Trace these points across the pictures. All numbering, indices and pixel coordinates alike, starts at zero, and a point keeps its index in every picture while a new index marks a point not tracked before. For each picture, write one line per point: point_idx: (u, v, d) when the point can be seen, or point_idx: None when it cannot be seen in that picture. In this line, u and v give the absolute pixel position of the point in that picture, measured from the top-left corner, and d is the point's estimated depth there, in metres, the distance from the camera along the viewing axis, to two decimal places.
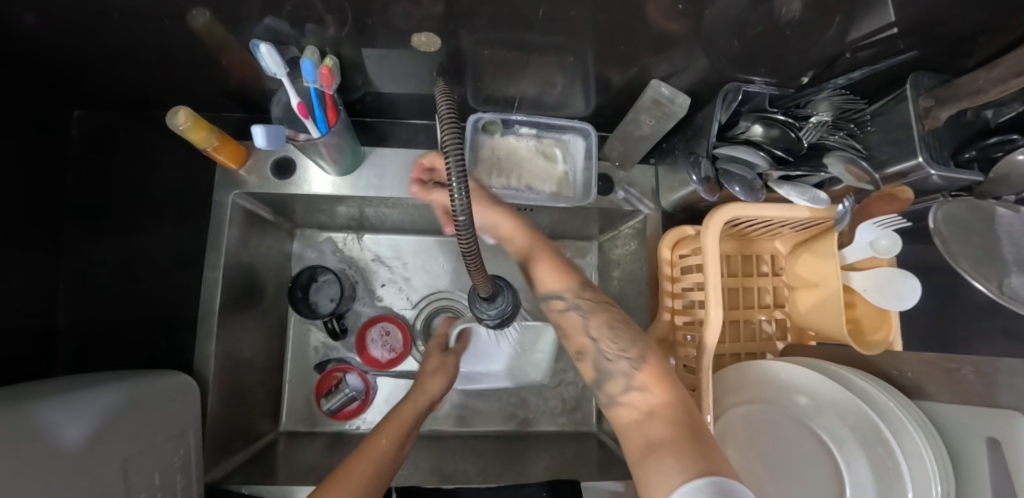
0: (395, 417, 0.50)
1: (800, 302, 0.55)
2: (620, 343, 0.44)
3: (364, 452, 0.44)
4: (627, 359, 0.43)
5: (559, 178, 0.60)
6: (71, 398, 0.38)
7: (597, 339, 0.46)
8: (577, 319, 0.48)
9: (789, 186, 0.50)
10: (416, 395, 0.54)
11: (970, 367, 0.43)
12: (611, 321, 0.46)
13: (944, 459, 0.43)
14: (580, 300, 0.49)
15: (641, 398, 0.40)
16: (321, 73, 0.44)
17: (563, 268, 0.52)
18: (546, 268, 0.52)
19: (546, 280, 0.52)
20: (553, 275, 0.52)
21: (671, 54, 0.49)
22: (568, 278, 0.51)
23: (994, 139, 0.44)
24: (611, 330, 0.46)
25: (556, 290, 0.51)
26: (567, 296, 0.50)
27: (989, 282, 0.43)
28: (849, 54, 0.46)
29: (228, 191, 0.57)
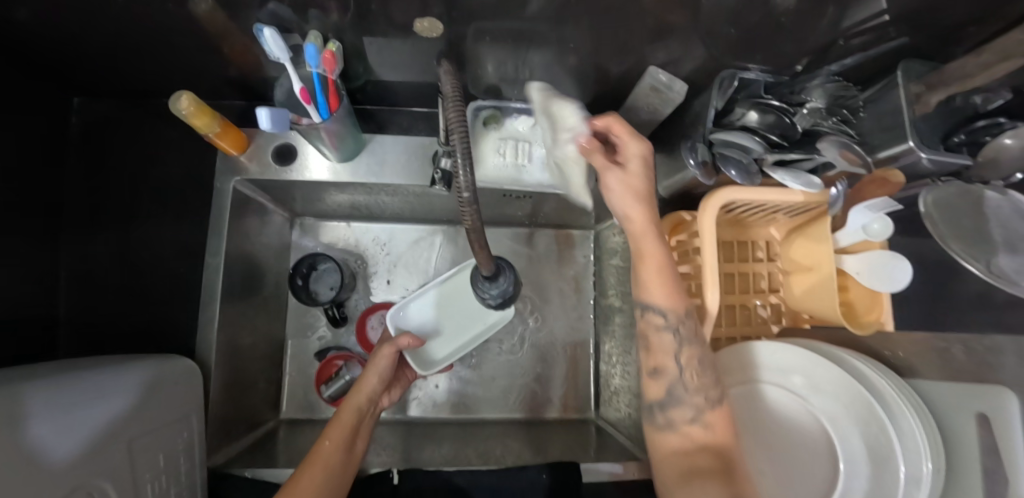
0: (339, 419, 0.51)
1: (795, 285, 0.56)
2: (705, 379, 0.44)
3: (316, 462, 0.45)
4: (704, 397, 0.44)
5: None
6: (75, 381, 0.38)
7: (684, 369, 0.45)
8: (670, 340, 0.45)
9: (783, 171, 0.50)
10: (356, 393, 0.54)
11: (959, 345, 0.46)
12: (699, 355, 0.45)
13: (936, 435, 0.44)
14: (680, 326, 0.45)
15: (700, 431, 0.43)
16: (323, 58, 0.45)
17: (672, 282, 0.45)
18: (650, 276, 0.46)
19: (650, 292, 0.46)
20: (662, 287, 0.45)
21: (668, 42, 0.49)
22: (672, 299, 0.45)
23: (981, 123, 0.46)
24: (699, 365, 0.45)
25: (659, 304, 0.46)
26: (669, 317, 0.45)
27: (977, 261, 0.44)
28: (843, 41, 0.47)
29: (230, 177, 0.57)
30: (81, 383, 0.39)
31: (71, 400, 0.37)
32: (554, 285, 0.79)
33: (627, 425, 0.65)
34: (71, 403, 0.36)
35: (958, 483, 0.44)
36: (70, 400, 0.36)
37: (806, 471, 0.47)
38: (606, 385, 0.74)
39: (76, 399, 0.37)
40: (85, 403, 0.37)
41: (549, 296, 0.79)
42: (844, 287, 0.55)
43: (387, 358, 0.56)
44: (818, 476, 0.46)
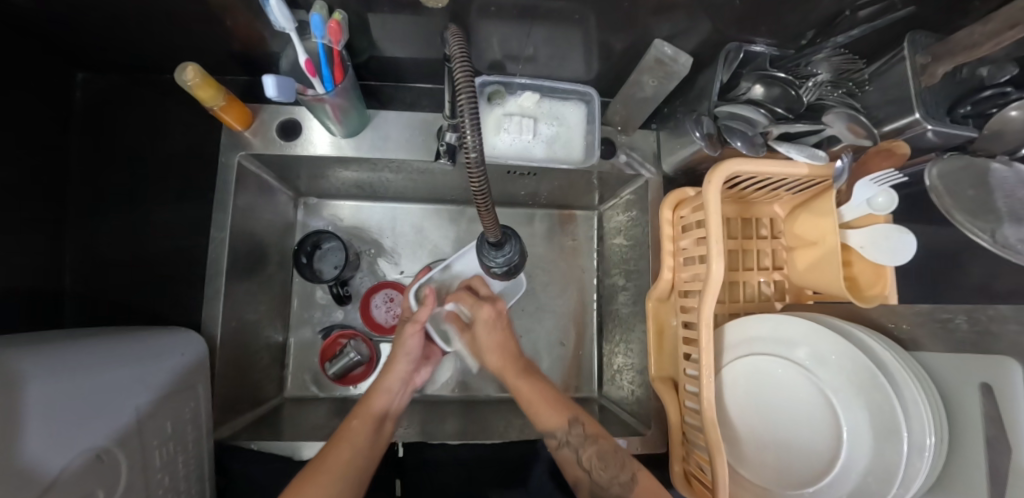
0: (368, 402, 0.53)
1: (799, 261, 0.57)
2: (610, 468, 0.48)
3: (342, 439, 0.47)
4: (620, 483, 0.47)
5: (564, 143, 0.60)
6: (77, 352, 0.39)
7: (589, 469, 0.50)
8: (569, 454, 0.52)
9: (789, 144, 0.51)
10: (385, 376, 0.56)
11: (963, 315, 0.45)
12: (600, 450, 0.50)
13: (937, 403, 0.44)
14: (570, 436, 0.52)
15: None
16: (330, 28, 0.44)
17: (548, 399, 0.55)
18: (535, 402, 0.55)
19: (540, 418, 0.54)
20: (546, 410, 0.54)
21: (673, 16, 0.49)
22: (557, 412, 0.54)
23: (987, 93, 0.45)
24: (600, 459, 0.50)
25: (549, 426, 0.54)
26: (558, 434, 0.53)
27: (982, 233, 0.45)
28: (849, 12, 0.47)
29: (234, 152, 0.58)
30: (84, 354, 0.39)
31: (78, 367, 0.37)
32: (556, 266, 0.79)
33: (630, 402, 0.66)
34: (77, 371, 0.36)
35: (955, 452, 0.44)
36: (77, 368, 0.37)
37: (810, 440, 0.48)
38: (609, 364, 0.74)
39: (82, 367, 0.37)
40: (93, 371, 0.38)
41: (552, 277, 0.79)
42: (847, 262, 0.55)
43: (413, 337, 0.57)
44: (820, 444, 0.47)
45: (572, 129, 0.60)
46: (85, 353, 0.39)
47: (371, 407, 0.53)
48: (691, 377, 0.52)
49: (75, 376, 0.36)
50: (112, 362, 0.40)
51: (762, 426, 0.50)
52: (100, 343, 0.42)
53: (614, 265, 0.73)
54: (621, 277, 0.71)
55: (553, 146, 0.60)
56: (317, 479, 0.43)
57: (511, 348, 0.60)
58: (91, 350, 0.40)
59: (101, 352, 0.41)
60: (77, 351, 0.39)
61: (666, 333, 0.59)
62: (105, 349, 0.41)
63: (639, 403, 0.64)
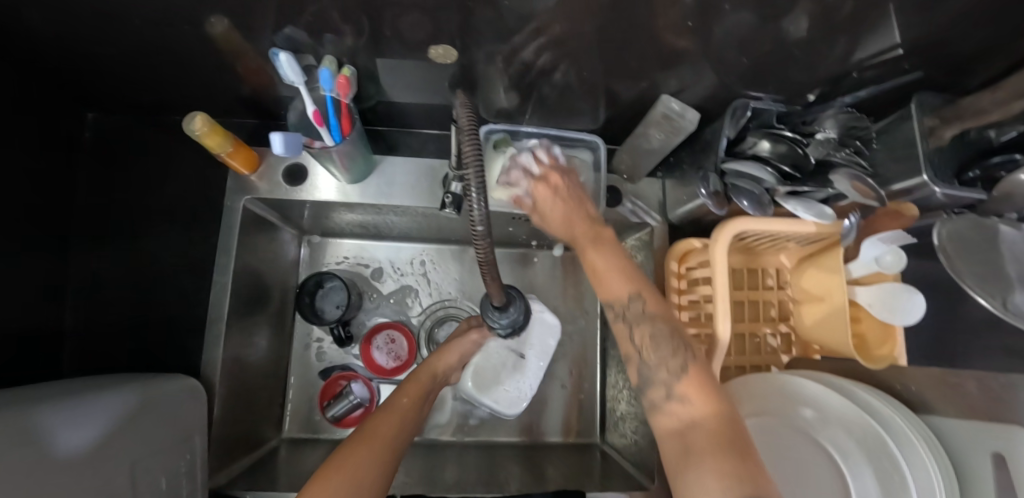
0: (417, 378, 0.59)
1: (806, 315, 0.56)
2: (662, 353, 0.43)
3: (394, 412, 0.51)
4: (667, 369, 0.42)
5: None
6: (76, 402, 0.38)
7: (640, 347, 0.45)
8: (626, 329, 0.47)
9: (796, 201, 0.50)
10: (436, 360, 0.62)
11: (974, 381, 0.44)
12: (655, 330, 0.45)
13: (952, 476, 0.43)
14: (632, 302, 0.46)
15: (681, 407, 0.39)
16: (338, 82, 0.45)
17: (625, 270, 0.47)
18: (598, 261, 0.48)
19: (605, 285, 0.48)
20: (615, 278, 0.47)
21: (679, 70, 0.50)
22: (621, 281, 0.47)
23: (997, 159, 0.46)
24: (653, 340, 0.44)
25: (610, 295, 0.48)
26: (614, 307, 0.47)
27: (993, 299, 0.42)
28: (856, 73, 0.47)
29: (240, 196, 0.58)
30: (92, 407, 0.38)
31: (77, 422, 0.36)
32: (560, 308, 0.79)
33: (633, 454, 0.65)
34: (75, 429, 0.36)
35: None
36: (77, 425, 0.36)
37: None
38: (611, 410, 0.73)
39: (81, 424, 0.36)
40: (91, 427, 0.37)
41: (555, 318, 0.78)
42: (855, 317, 0.56)
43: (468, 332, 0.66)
44: None
45: (581, 178, 0.60)
46: (88, 408, 0.38)
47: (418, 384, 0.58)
48: None
49: (76, 438, 0.35)
50: (113, 417, 0.39)
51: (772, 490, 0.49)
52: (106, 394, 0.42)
53: None
54: None
55: None
56: (366, 447, 0.45)
57: (584, 215, 0.50)
58: (97, 404, 0.39)
59: (103, 404, 0.40)
60: (83, 404, 0.38)
61: None
62: (110, 401, 0.41)
63: (641, 451, 0.62)
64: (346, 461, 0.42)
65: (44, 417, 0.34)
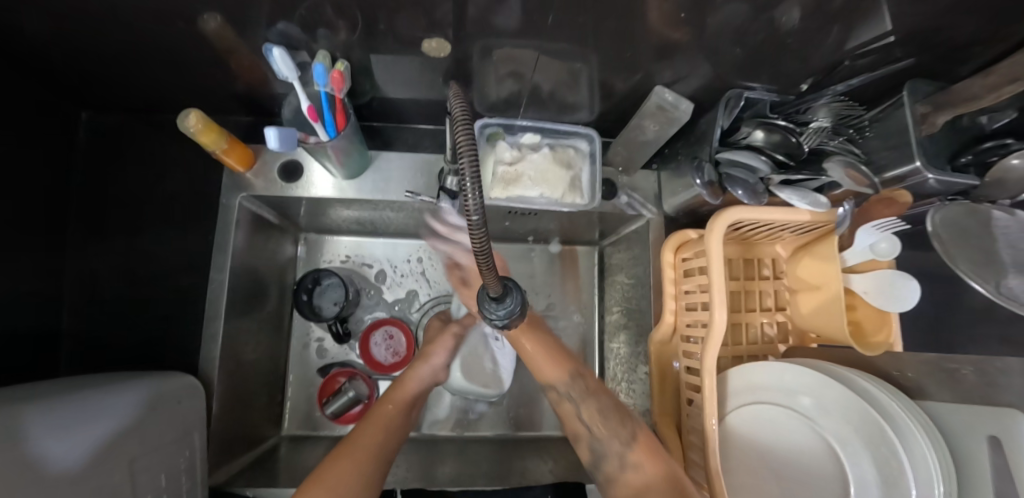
0: (402, 385, 0.58)
1: (802, 304, 0.56)
2: (610, 426, 0.51)
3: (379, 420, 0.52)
4: (619, 442, 0.49)
5: (565, 184, 0.58)
6: (66, 404, 0.38)
7: (590, 423, 0.53)
8: (573, 407, 0.56)
9: (790, 190, 0.51)
10: (420, 364, 0.62)
11: (970, 366, 0.45)
12: (601, 409, 0.53)
13: (949, 460, 0.43)
14: (571, 389, 0.56)
15: (636, 474, 0.47)
16: (332, 77, 0.45)
17: (553, 355, 0.57)
18: (541, 360, 0.57)
19: (541, 367, 0.57)
20: (551, 365, 0.56)
21: (674, 61, 0.49)
22: (564, 368, 0.56)
23: (989, 144, 0.46)
24: (602, 416, 0.52)
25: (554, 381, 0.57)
26: (561, 388, 0.57)
27: (986, 283, 0.43)
28: (849, 61, 0.47)
29: (235, 194, 0.58)
30: (78, 409, 0.38)
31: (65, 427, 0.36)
32: (558, 302, 0.79)
33: None
34: (62, 437, 0.35)
35: None
36: (66, 430, 0.36)
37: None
38: None
39: (67, 430, 0.36)
40: (77, 431, 0.36)
41: (553, 312, 0.79)
42: (850, 306, 0.55)
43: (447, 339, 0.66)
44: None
45: (578, 169, 0.60)
46: (74, 412, 0.38)
47: (404, 392, 0.58)
48: (694, 425, 0.52)
49: (60, 447, 0.34)
50: (101, 420, 0.39)
51: (769, 477, 0.50)
52: (95, 396, 0.41)
53: (616, 301, 0.73)
54: (622, 316, 0.71)
55: (558, 182, 0.58)
56: (350, 458, 0.45)
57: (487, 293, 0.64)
58: (83, 407, 0.39)
59: (88, 408, 0.39)
60: (70, 407, 0.38)
61: (668, 376, 0.58)
62: (97, 403, 0.40)
63: None
64: (325, 476, 0.43)
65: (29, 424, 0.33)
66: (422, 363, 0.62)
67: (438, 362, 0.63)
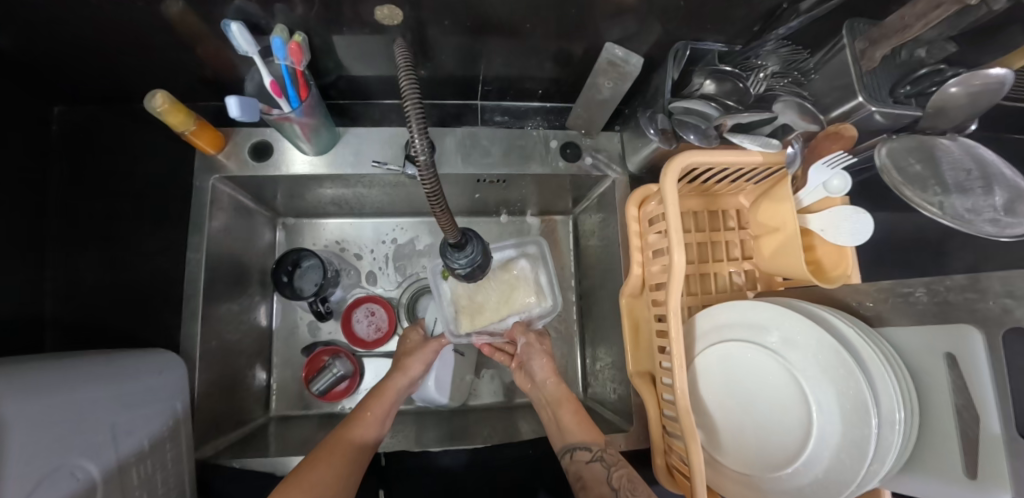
0: (381, 393, 0.59)
1: (764, 247, 0.58)
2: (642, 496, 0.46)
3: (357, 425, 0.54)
4: None
5: (524, 290, 0.63)
6: (43, 369, 0.38)
7: (619, 488, 0.47)
8: (600, 470, 0.50)
9: (742, 135, 0.53)
10: (398, 375, 0.62)
11: (923, 288, 0.46)
12: (630, 475, 0.49)
13: (907, 382, 0.45)
14: (605, 453, 0.52)
15: None
16: (290, 49, 0.46)
17: (587, 421, 0.56)
18: (570, 417, 0.57)
19: (571, 431, 0.55)
20: (584, 426, 0.55)
21: (623, 19, 0.51)
22: (590, 433, 0.55)
23: (924, 70, 0.48)
24: (632, 482, 0.48)
25: (582, 440, 0.53)
26: (593, 448, 0.52)
27: (932, 206, 0.44)
28: (788, 4, 0.49)
29: (208, 176, 0.60)
30: (52, 375, 0.38)
31: (42, 388, 0.36)
32: None
33: (614, 401, 0.68)
34: (54, 394, 0.37)
35: (927, 424, 0.45)
36: (41, 390, 0.36)
37: (785, 428, 0.48)
38: (592, 362, 0.76)
39: (57, 388, 0.38)
40: (53, 393, 0.37)
41: None
42: (810, 246, 0.56)
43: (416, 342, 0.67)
44: (793, 426, 0.47)
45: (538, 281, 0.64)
46: (54, 374, 0.39)
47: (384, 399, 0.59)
48: (666, 369, 0.53)
49: (55, 403, 0.36)
50: (78, 385, 0.40)
51: (737, 413, 0.51)
52: (72, 363, 0.42)
53: (592, 265, 0.76)
54: (597, 278, 0.74)
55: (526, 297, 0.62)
56: (325, 461, 0.48)
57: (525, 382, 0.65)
58: (63, 370, 0.40)
59: (76, 373, 0.41)
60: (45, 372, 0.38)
61: (641, 329, 0.60)
62: (71, 370, 0.41)
63: (621, 400, 0.66)
64: (305, 476, 0.45)
65: (21, 382, 0.35)
66: (403, 372, 0.62)
67: (416, 373, 0.64)
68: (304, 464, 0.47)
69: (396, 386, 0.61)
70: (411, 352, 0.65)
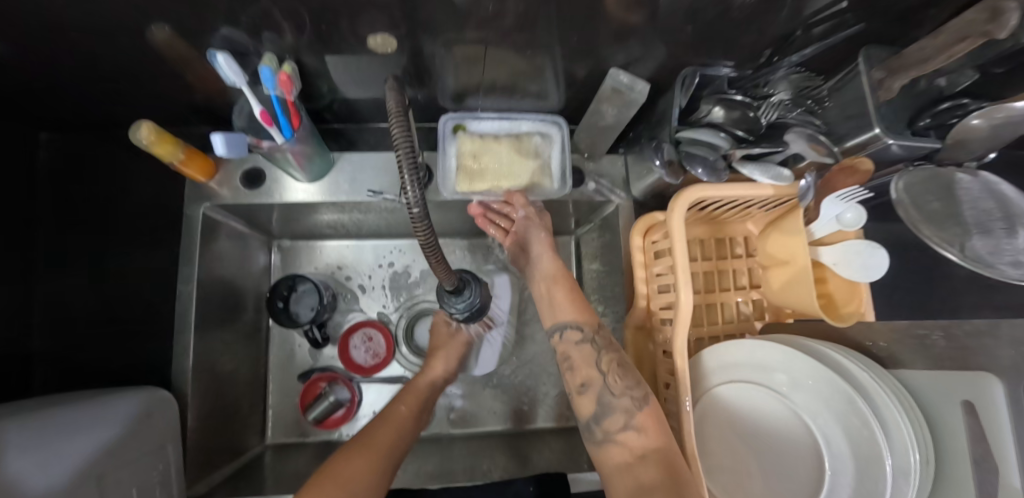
0: (411, 390, 0.61)
1: (773, 279, 0.56)
2: (626, 381, 0.48)
3: (388, 421, 0.53)
4: (631, 397, 0.46)
5: (534, 170, 0.58)
6: (18, 428, 0.37)
7: (607, 371, 0.49)
8: (589, 351, 0.52)
9: (752, 165, 0.51)
10: (426, 371, 0.64)
11: (940, 331, 0.45)
12: (620, 361, 0.50)
13: (923, 428, 0.43)
14: (596, 335, 0.53)
15: (635, 437, 0.44)
16: (280, 80, 0.44)
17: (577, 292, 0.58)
18: (563, 295, 0.58)
19: (561, 311, 0.56)
20: (573, 307, 0.57)
21: (628, 44, 0.49)
22: (583, 314, 0.56)
23: (945, 104, 0.45)
24: (621, 369, 0.49)
25: (572, 321, 0.55)
26: (584, 329, 0.54)
27: (952, 247, 0.42)
28: (802, 30, 0.46)
29: (198, 203, 0.58)
30: (27, 434, 0.36)
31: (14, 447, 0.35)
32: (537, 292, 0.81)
33: None
34: (21, 460, 0.34)
35: (945, 472, 0.44)
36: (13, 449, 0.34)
37: (794, 472, 0.46)
38: None
39: (28, 452, 0.35)
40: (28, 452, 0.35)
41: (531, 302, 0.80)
42: (821, 278, 0.54)
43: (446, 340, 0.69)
44: (802, 472, 0.46)
45: (545, 156, 0.59)
46: (26, 430, 0.37)
47: (415, 392, 0.61)
48: (672, 408, 0.52)
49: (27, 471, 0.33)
50: (57, 439, 0.38)
51: (745, 456, 0.49)
52: (49, 414, 0.40)
53: (595, 289, 0.74)
54: (600, 303, 0.72)
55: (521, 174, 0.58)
56: (365, 452, 0.47)
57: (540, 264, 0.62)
58: (38, 424, 0.38)
59: (45, 430, 0.38)
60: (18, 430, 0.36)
61: (645, 362, 0.59)
62: (50, 423, 0.39)
63: None
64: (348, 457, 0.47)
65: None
66: (428, 374, 0.63)
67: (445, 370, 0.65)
68: (343, 456, 0.46)
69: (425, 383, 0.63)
70: (438, 349, 0.66)
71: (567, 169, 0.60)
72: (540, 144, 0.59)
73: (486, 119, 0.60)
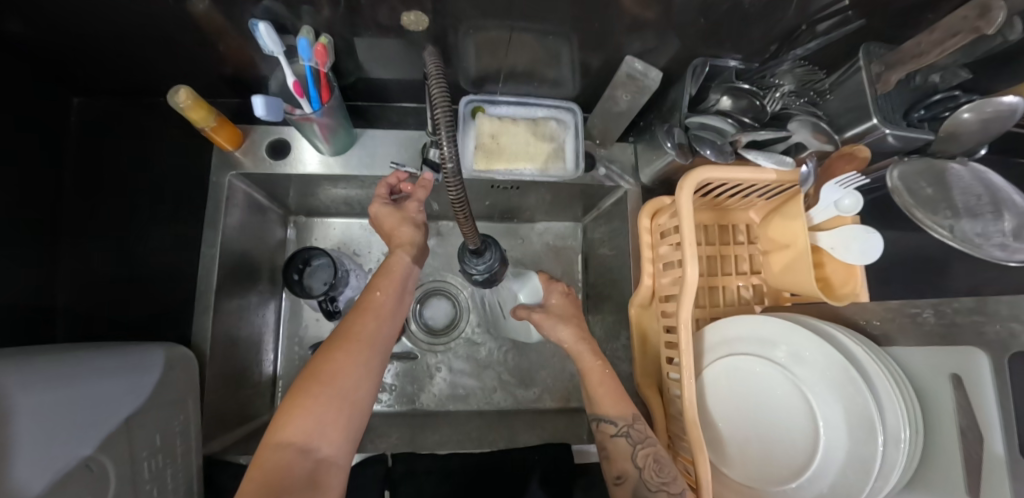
0: (388, 269, 0.48)
1: (773, 263, 0.59)
2: (665, 475, 0.47)
3: (369, 310, 0.43)
4: (668, 493, 0.46)
5: (548, 153, 0.61)
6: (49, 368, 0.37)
7: (643, 467, 0.49)
8: (625, 445, 0.50)
9: (757, 151, 0.53)
10: (400, 248, 0.49)
11: (931, 309, 0.46)
12: (656, 453, 0.49)
13: (914, 402, 0.46)
14: (632, 429, 0.51)
15: None
16: (315, 51, 0.46)
17: (617, 391, 0.53)
18: (602, 388, 0.54)
19: (601, 402, 0.53)
20: (613, 399, 0.53)
21: (643, 34, 0.51)
22: (623, 405, 0.52)
23: (938, 96, 0.49)
24: (658, 462, 0.48)
25: (610, 414, 0.52)
26: (620, 423, 0.51)
27: (943, 229, 0.45)
28: (807, 26, 0.50)
29: (225, 172, 0.61)
30: (60, 374, 0.37)
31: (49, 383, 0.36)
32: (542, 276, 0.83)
33: None
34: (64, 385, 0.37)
35: (933, 445, 0.46)
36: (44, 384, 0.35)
37: (790, 441, 0.49)
38: None
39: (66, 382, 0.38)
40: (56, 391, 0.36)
41: None
42: (820, 263, 0.57)
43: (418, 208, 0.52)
44: (799, 439, 0.48)
45: (559, 141, 0.62)
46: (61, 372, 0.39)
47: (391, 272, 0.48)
48: (674, 380, 0.53)
49: (61, 398, 0.36)
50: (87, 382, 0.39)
51: (742, 424, 0.51)
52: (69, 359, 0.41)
53: (600, 273, 0.77)
54: (605, 287, 0.75)
55: (532, 158, 0.61)
56: (344, 355, 0.40)
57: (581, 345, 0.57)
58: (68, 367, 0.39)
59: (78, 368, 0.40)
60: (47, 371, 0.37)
61: (649, 339, 0.61)
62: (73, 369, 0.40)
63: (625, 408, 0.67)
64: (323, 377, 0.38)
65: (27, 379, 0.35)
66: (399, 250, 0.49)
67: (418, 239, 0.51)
68: (316, 363, 0.39)
69: (404, 259, 0.49)
70: (396, 211, 0.51)
71: (577, 155, 0.62)
72: (549, 129, 0.62)
73: (503, 105, 0.62)
